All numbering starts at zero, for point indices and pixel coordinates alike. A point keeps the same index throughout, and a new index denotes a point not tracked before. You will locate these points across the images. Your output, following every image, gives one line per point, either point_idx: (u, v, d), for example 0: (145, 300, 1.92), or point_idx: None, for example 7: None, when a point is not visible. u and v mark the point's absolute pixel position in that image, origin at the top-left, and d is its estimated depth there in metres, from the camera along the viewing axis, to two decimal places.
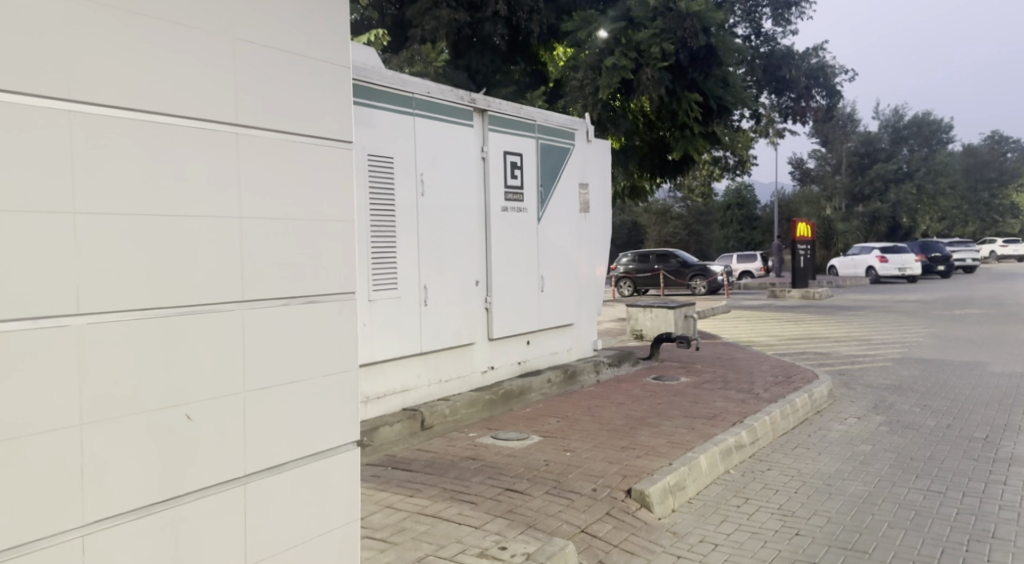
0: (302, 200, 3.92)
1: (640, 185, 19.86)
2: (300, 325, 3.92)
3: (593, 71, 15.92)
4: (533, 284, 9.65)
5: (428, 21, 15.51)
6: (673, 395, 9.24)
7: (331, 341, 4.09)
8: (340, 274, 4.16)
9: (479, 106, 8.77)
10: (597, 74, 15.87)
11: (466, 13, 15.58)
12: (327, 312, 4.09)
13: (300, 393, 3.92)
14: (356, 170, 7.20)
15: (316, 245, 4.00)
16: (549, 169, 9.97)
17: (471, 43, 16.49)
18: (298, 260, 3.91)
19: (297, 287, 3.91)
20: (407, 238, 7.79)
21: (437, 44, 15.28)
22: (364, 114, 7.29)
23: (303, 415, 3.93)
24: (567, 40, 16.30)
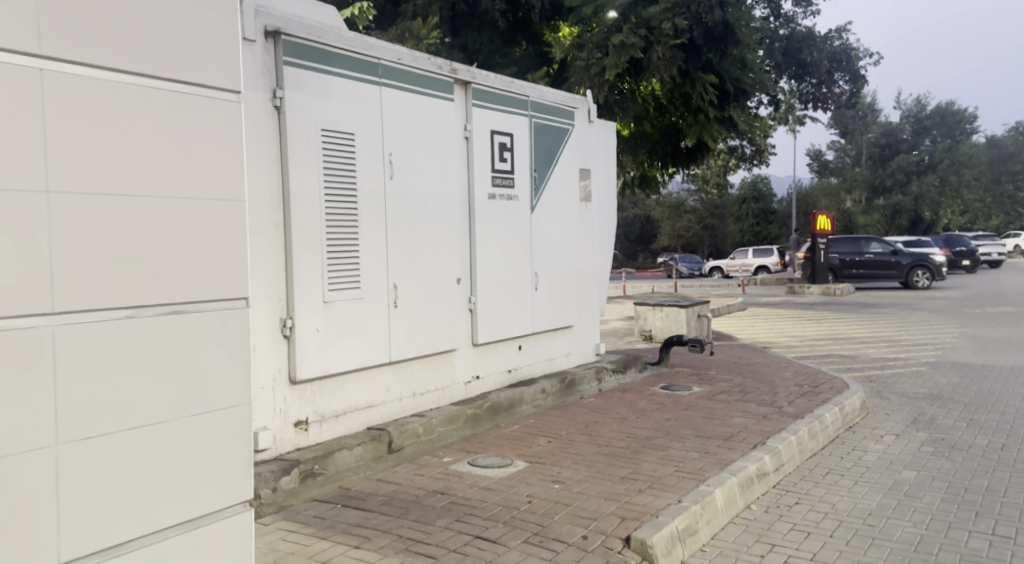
0: (157, 176, 2.90)
1: (652, 175, 18.62)
2: (155, 346, 2.90)
3: (600, 50, 14.73)
4: (526, 282, 8.51)
5: None
6: (685, 409, 8.07)
7: (205, 368, 3.04)
8: (223, 272, 3.11)
9: (461, 77, 7.62)
10: (604, 54, 14.66)
11: None
12: (202, 329, 3.04)
13: (154, 441, 2.90)
14: (308, 147, 6.10)
15: (178, 236, 2.96)
16: (545, 152, 8.80)
17: (468, 20, 15.33)
18: (149, 258, 2.88)
19: (149, 292, 2.88)
20: (371, 228, 6.66)
21: (429, 20, 14.14)
22: (317, 81, 6.18)
23: (154, 469, 2.90)
24: (571, 18, 15.09)
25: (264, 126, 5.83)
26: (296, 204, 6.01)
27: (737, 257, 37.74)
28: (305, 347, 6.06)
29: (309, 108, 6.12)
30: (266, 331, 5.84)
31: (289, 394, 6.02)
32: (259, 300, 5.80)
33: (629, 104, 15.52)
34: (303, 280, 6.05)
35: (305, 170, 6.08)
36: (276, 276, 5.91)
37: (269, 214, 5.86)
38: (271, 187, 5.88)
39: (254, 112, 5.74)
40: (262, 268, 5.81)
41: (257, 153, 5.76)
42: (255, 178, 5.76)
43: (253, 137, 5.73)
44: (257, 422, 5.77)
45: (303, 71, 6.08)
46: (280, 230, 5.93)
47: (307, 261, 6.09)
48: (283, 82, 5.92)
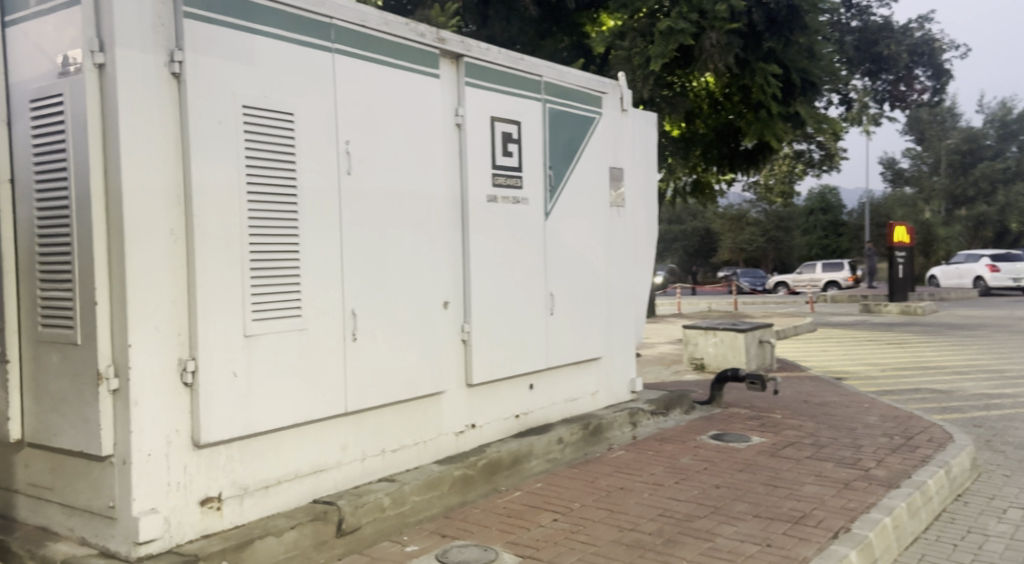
0: None
1: (707, 181, 16.70)
2: None
3: (645, 39, 13.08)
4: (540, 304, 6.31)
5: None
6: (741, 470, 6.24)
7: None
8: None
9: (451, 48, 5.74)
10: (651, 41, 12.99)
11: None
12: None
13: None
14: (222, 130, 4.61)
15: None
16: (563, 144, 6.59)
17: (496, 7, 13.63)
18: None
19: None
20: (311, 239, 4.92)
21: (448, 6, 12.53)
22: (236, 43, 4.68)
23: None
24: (612, 4, 13.41)
25: (156, 102, 4.42)
26: (199, 206, 4.51)
27: (804, 271, 35.37)
28: (214, 400, 4.52)
29: (225, 78, 4.63)
30: (155, 377, 4.37)
31: (191, 461, 4.49)
32: (144, 334, 4.34)
33: (678, 99, 13.69)
34: (208, 305, 4.52)
35: (218, 157, 4.59)
36: (173, 299, 4.46)
37: (164, 217, 4.43)
38: (167, 182, 4.45)
39: (137, 81, 4.34)
40: (151, 290, 4.38)
41: (144, 138, 4.36)
42: (141, 173, 4.35)
43: (135, 116, 4.33)
44: (140, 501, 4.30)
45: (213, 25, 4.59)
46: (178, 238, 4.48)
47: (222, 278, 4.58)
48: (183, 41, 4.48)
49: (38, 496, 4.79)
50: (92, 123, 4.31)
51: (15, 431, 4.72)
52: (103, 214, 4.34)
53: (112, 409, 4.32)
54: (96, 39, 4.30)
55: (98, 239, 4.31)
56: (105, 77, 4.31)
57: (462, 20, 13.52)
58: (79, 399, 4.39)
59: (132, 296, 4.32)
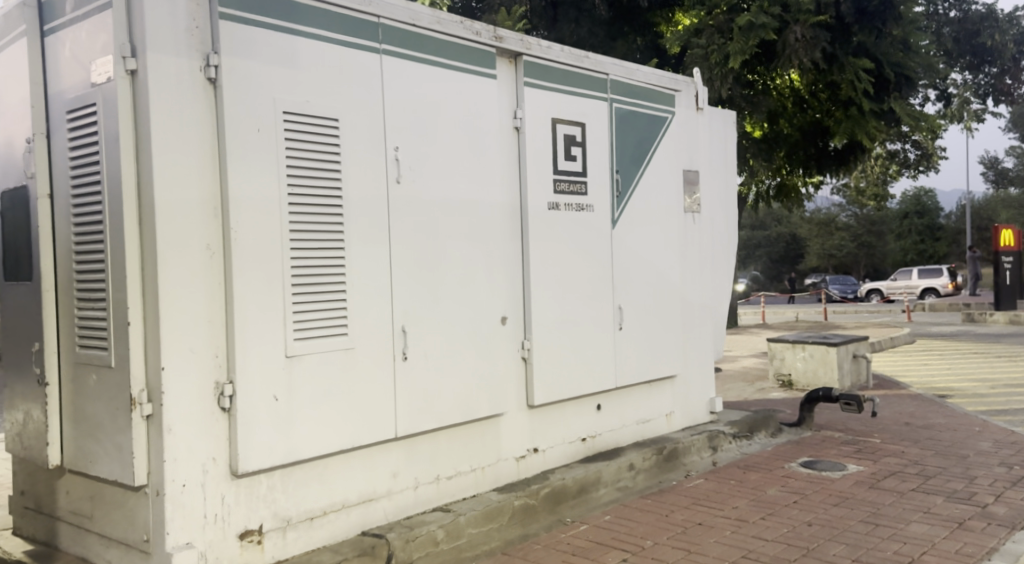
0: None
1: (792, 184, 15.93)
2: None
3: (723, 36, 12.48)
4: (607, 319, 5.87)
5: None
6: (836, 504, 5.66)
7: None
8: None
9: (509, 46, 5.36)
10: (729, 38, 12.39)
11: None
12: None
13: None
14: (262, 138, 4.32)
15: None
16: (631, 146, 6.15)
17: (566, 9, 13.24)
18: None
19: None
20: (357, 251, 4.59)
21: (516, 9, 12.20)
22: (276, 45, 4.39)
23: None
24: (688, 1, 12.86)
25: (191, 108, 4.15)
26: (238, 218, 4.22)
27: (899, 277, 33.82)
28: (253, 426, 4.23)
29: (263, 82, 4.34)
30: (191, 402, 4.10)
31: (230, 492, 4.21)
32: (178, 356, 4.07)
33: (760, 98, 13.02)
34: (246, 325, 4.22)
35: (258, 167, 4.29)
36: (210, 319, 4.18)
37: (200, 231, 4.15)
38: (203, 194, 4.18)
39: (170, 87, 4.08)
40: (187, 309, 4.10)
41: (179, 148, 4.10)
42: (176, 185, 4.09)
43: (169, 124, 4.07)
44: (174, 535, 4.04)
45: (250, 25, 4.31)
46: (215, 253, 4.20)
47: (262, 296, 4.28)
48: (219, 44, 4.21)
49: (79, 525, 4.58)
50: (125, 133, 4.07)
51: (54, 457, 4.51)
52: (137, 229, 4.09)
53: (146, 436, 4.06)
54: (128, 45, 4.07)
55: (130, 256, 4.06)
56: (138, 84, 4.07)
57: (528, 22, 13.24)
58: (114, 426, 4.16)
59: (166, 315, 4.05)
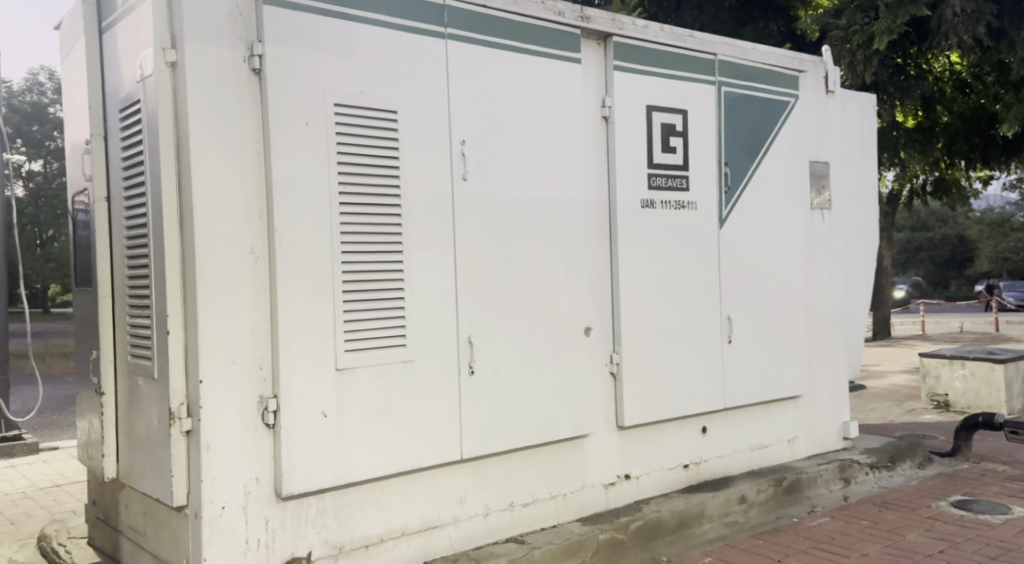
0: None
1: (953, 178, 14.54)
2: None
3: (866, 14, 11.41)
4: (713, 330, 5.24)
5: None
6: (993, 556, 4.75)
7: None
8: None
9: (598, 26, 4.79)
10: (874, 17, 11.32)
11: None
12: None
13: None
14: (309, 132, 3.94)
15: None
16: (744, 135, 5.47)
17: None
18: None
19: None
20: (419, 255, 4.17)
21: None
22: (327, 31, 4.00)
23: None
24: None
25: (233, 101, 3.83)
26: (283, 218, 3.84)
27: None
28: (301, 445, 3.83)
29: (312, 71, 3.96)
30: (231, 418, 3.75)
31: (274, 516, 3.85)
32: (218, 368, 3.73)
33: (913, 82, 11.78)
34: (291, 336, 3.83)
35: (306, 163, 3.92)
36: (254, 329, 3.82)
37: (241, 233, 3.81)
38: (245, 193, 3.83)
39: (211, 79, 3.78)
40: (229, 318, 3.76)
41: (220, 143, 3.79)
42: (217, 183, 3.78)
43: (209, 116, 3.77)
44: (212, 561, 3.70)
45: (296, 10, 3.93)
46: (260, 256, 3.84)
47: (310, 304, 3.89)
48: (262, 31, 3.86)
49: (135, 540, 4.38)
50: (163, 128, 3.79)
51: (110, 469, 4.33)
52: (178, 234, 3.77)
53: (186, 453, 3.75)
54: (168, 35, 3.81)
55: (170, 259, 3.76)
56: (178, 75, 3.80)
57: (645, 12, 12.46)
58: (157, 442, 3.91)
59: (205, 325, 3.71)
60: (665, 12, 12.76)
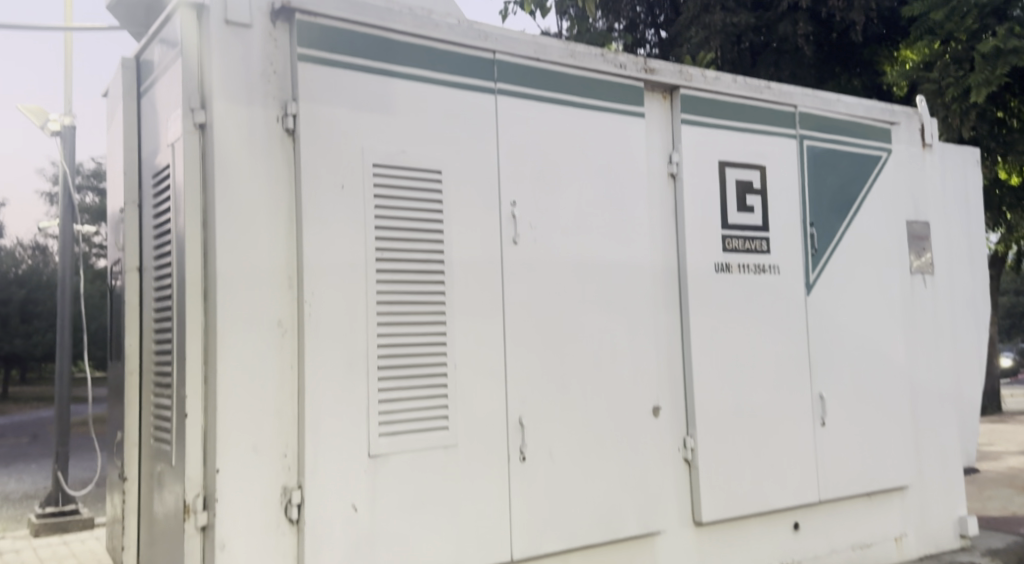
0: None
1: None
2: None
3: (960, 66, 10.88)
4: (804, 410, 4.65)
5: (697, 32, 12.22)
6: None
7: None
8: None
9: (663, 79, 4.36)
10: (969, 69, 10.79)
11: (750, 14, 12.02)
12: None
13: None
14: (346, 196, 3.34)
15: None
16: (831, 193, 4.95)
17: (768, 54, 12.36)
18: None
19: None
20: (466, 324, 3.59)
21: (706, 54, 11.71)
22: (367, 87, 3.43)
23: None
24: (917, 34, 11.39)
25: (266, 166, 3.24)
26: (314, 288, 3.24)
27: None
28: (326, 542, 3.21)
29: (353, 128, 3.38)
30: (251, 517, 3.12)
31: None
32: (238, 459, 3.12)
33: (1017, 137, 11.11)
34: (319, 429, 3.22)
35: (341, 230, 3.31)
36: (279, 412, 3.20)
37: (269, 307, 3.20)
38: (276, 264, 3.22)
39: (241, 142, 3.20)
40: (252, 401, 3.15)
41: (250, 211, 3.19)
42: (245, 246, 3.17)
43: (238, 181, 3.18)
44: None
45: (332, 67, 3.35)
46: (288, 332, 3.23)
47: (345, 389, 3.27)
48: (298, 88, 3.28)
49: None
50: (189, 192, 3.19)
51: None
52: (201, 312, 3.16)
53: (201, 554, 3.10)
54: (197, 94, 3.22)
55: (190, 336, 3.13)
56: (208, 141, 3.19)
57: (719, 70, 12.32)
58: (171, 539, 3.47)
59: (225, 416, 3.10)
60: (741, 70, 12.63)
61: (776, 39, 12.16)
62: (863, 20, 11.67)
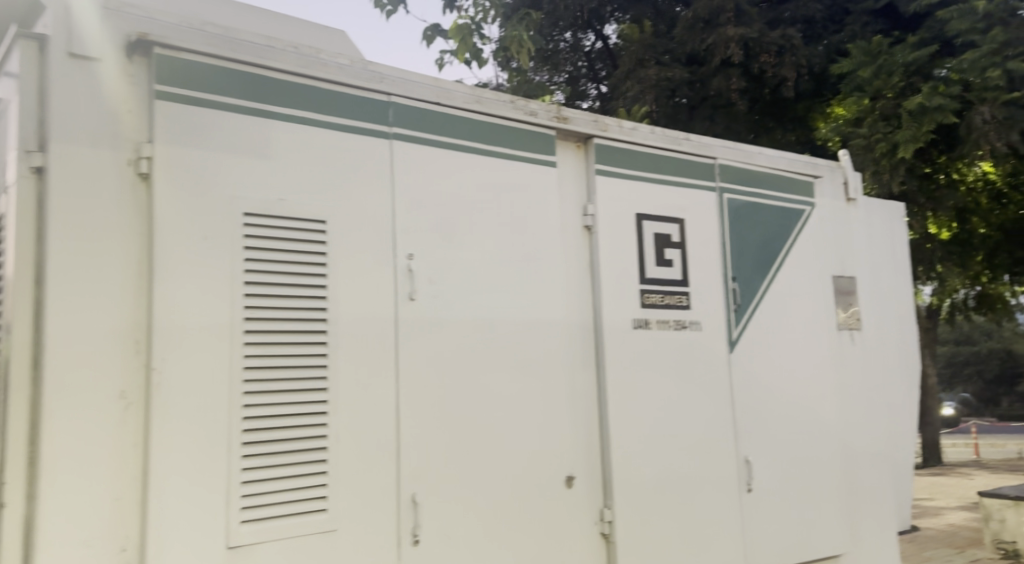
0: None
1: (997, 292, 14.08)
2: None
3: (889, 123, 11.00)
4: (730, 477, 4.38)
5: (632, 85, 12.20)
6: None
7: None
8: None
9: (577, 127, 4.15)
10: (897, 125, 10.91)
11: (684, 69, 12.05)
12: None
13: None
14: (209, 248, 3.00)
15: None
16: (754, 248, 4.76)
17: (701, 108, 12.40)
18: None
19: None
20: (350, 391, 3.24)
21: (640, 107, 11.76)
22: (240, 129, 3.12)
23: None
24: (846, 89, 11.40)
25: (114, 214, 2.89)
26: (167, 351, 2.87)
27: None
28: None
29: (222, 174, 3.07)
30: None
31: None
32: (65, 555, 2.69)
33: (945, 192, 11.33)
34: (172, 513, 2.83)
35: (202, 285, 2.97)
36: (117, 499, 2.80)
37: (110, 376, 2.82)
38: (120, 324, 2.86)
39: (83, 186, 2.85)
40: (85, 485, 2.75)
41: (91, 265, 2.83)
42: (82, 307, 2.79)
43: (78, 230, 2.83)
44: None
45: (200, 105, 3.03)
46: (132, 405, 2.85)
47: (205, 467, 2.90)
48: (154, 128, 2.96)
49: None
50: (21, 246, 2.76)
51: None
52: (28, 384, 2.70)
53: None
54: (35, 135, 2.85)
55: (14, 413, 2.66)
56: (45, 185, 2.81)
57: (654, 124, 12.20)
58: None
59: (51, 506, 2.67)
60: (676, 124, 12.55)
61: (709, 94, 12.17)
62: (794, 76, 11.80)
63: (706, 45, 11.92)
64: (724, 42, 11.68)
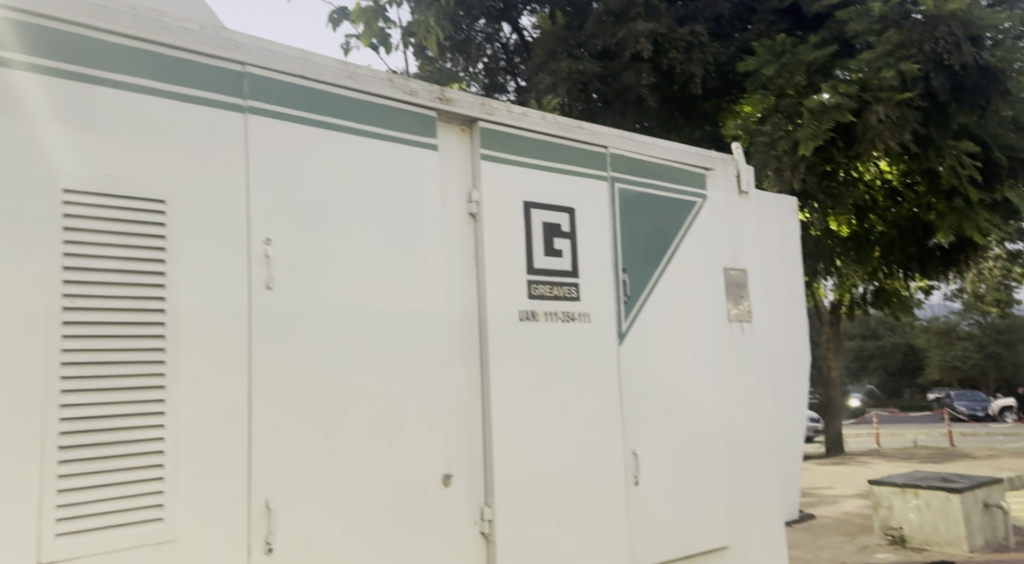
0: None
1: (893, 289, 14.46)
2: None
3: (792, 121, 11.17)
4: (617, 471, 4.30)
5: (544, 78, 12.16)
6: None
7: None
8: None
9: (460, 109, 4.00)
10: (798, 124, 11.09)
11: (595, 63, 12.04)
12: None
13: None
14: (19, 229, 2.72)
15: None
16: (644, 239, 4.69)
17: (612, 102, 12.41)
18: None
19: None
20: (194, 386, 3.02)
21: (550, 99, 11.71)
22: (67, 97, 2.86)
23: None
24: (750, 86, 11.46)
25: None
26: None
27: None
28: None
29: (41, 145, 2.79)
30: None
31: None
32: None
33: (845, 189, 11.58)
34: None
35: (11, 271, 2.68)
36: None
37: None
38: None
39: None
40: None
41: None
42: None
43: None
44: None
45: (6, 66, 2.73)
46: None
47: (17, 472, 2.63)
48: None
49: None
50: None
51: None
52: None
53: None
54: None
55: None
56: None
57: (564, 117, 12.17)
58: None
59: None
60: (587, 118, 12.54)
61: (618, 88, 12.13)
62: (702, 72, 11.89)
63: (617, 41, 11.92)
64: (634, 37, 11.70)
